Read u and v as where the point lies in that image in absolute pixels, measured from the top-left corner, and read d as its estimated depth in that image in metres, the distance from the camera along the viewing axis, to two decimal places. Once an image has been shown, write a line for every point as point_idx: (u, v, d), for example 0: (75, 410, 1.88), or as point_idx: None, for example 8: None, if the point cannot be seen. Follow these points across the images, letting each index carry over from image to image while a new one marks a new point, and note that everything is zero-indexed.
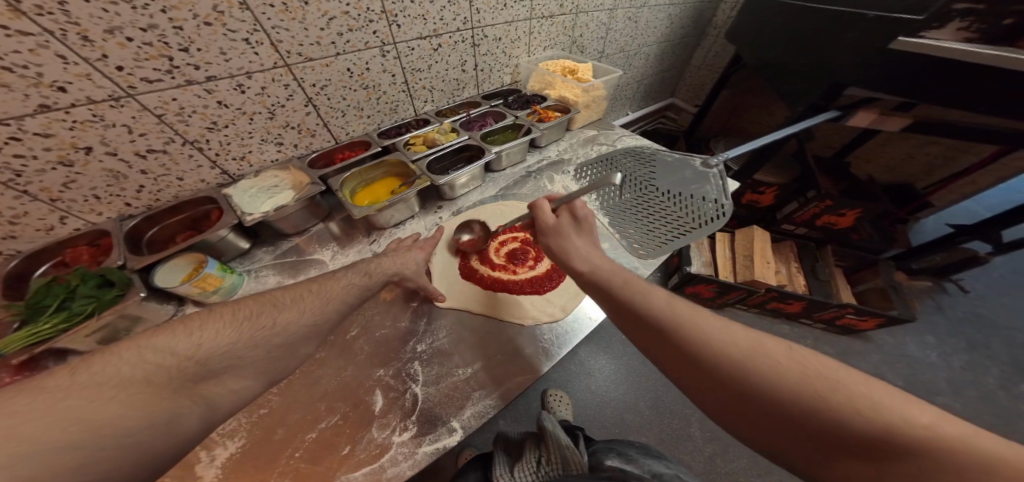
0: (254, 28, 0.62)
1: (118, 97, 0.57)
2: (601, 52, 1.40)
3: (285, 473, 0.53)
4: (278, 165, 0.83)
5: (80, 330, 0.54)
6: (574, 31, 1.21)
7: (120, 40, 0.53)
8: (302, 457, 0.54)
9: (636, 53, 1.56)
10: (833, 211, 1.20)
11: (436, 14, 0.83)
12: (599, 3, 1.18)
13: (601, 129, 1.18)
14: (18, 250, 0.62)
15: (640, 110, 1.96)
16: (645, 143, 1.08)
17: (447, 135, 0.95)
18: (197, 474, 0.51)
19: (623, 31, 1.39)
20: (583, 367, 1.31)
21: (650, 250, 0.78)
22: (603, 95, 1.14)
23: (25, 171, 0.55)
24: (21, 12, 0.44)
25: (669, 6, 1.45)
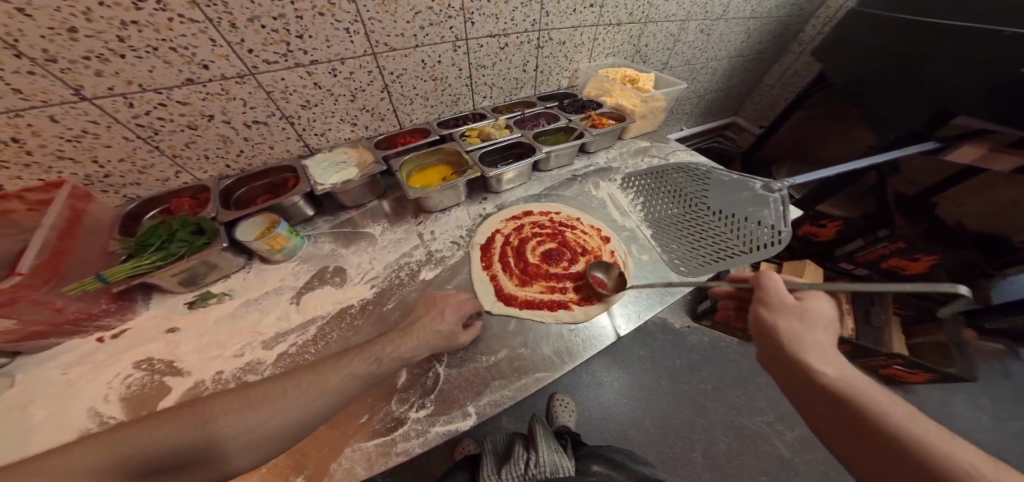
0: (354, 20, 0.70)
1: (243, 74, 0.67)
2: (664, 63, 1.36)
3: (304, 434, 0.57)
4: (350, 143, 0.91)
5: (171, 268, 0.65)
6: (640, 40, 1.19)
7: (256, 27, 0.62)
8: None
9: (703, 67, 1.49)
10: (904, 254, 1.04)
11: (509, 14, 0.86)
12: (671, 13, 1.14)
13: (654, 140, 1.15)
14: (137, 195, 0.74)
15: (696, 126, 1.87)
16: (702, 160, 1.03)
17: (501, 131, 0.97)
18: None
19: (692, 43, 1.34)
20: (594, 377, 1.27)
21: (691, 268, 0.76)
22: (663, 107, 1.10)
23: (162, 130, 0.67)
24: (196, 3, 0.55)
25: (749, 19, 1.36)
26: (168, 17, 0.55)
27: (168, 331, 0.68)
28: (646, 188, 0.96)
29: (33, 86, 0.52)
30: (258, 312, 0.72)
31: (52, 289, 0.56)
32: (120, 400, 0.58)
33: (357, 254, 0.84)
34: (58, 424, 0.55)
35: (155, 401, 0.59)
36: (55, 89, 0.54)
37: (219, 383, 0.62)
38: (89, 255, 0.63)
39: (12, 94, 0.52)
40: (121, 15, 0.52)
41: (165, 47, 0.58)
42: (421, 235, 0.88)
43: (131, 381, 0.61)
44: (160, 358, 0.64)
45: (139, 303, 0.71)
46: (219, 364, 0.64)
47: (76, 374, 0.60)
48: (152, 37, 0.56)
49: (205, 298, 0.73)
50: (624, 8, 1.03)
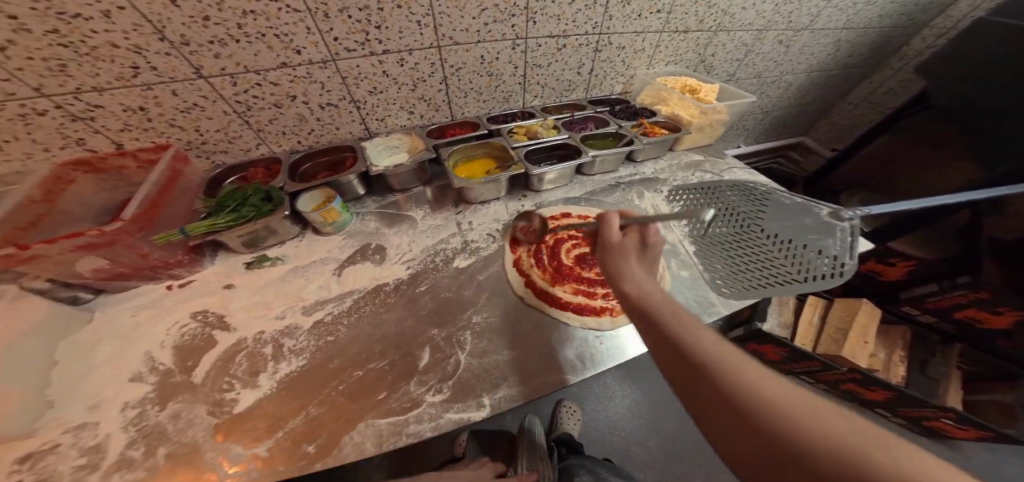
0: (427, 15, 0.74)
1: (326, 61, 0.73)
2: (731, 75, 1.29)
3: (324, 401, 0.61)
4: (404, 130, 0.96)
5: (236, 229, 0.72)
6: (707, 49, 1.13)
7: (344, 18, 0.68)
8: (343, 391, 0.62)
9: (776, 80, 1.40)
10: (985, 306, 0.90)
11: (570, 16, 0.87)
12: (745, 22, 1.08)
13: (709, 155, 1.10)
14: (223, 162, 0.83)
15: (754, 146, 1.75)
16: (763, 180, 0.96)
17: (549, 131, 0.98)
18: (259, 382, 0.63)
19: (768, 54, 1.26)
20: (605, 390, 1.23)
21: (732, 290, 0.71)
22: (724, 119, 1.04)
23: (254, 107, 0.75)
24: None
25: (840, 30, 1.25)
26: (278, 7, 0.62)
27: (225, 286, 0.76)
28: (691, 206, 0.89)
29: (168, 65, 0.62)
30: (302, 279, 0.79)
31: (143, 236, 0.64)
32: (172, 347, 0.66)
33: (398, 236, 0.88)
34: (124, 362, 0.64)
35: (202, 352, 0.66)
36: (181, 67, 0.63)
37: (258, 342, 0.68)
38: (177, 211, 0.72)
39: (150, 71, 0.62)
40: (243, 5, 0.60)
41: (270, 34, 0.65)
42: (459, 224, 0.91)
43: (186, 331, 0.69)
44: (213, 312, 0.72)
45: (208, 258, 0.79)
46: (262, 323, 0.71)
47: (144, 317, 0.70)
48: (262, 25, 0.63)
49: (262, 260, 0.80)
50: (693, 16, 0.99)
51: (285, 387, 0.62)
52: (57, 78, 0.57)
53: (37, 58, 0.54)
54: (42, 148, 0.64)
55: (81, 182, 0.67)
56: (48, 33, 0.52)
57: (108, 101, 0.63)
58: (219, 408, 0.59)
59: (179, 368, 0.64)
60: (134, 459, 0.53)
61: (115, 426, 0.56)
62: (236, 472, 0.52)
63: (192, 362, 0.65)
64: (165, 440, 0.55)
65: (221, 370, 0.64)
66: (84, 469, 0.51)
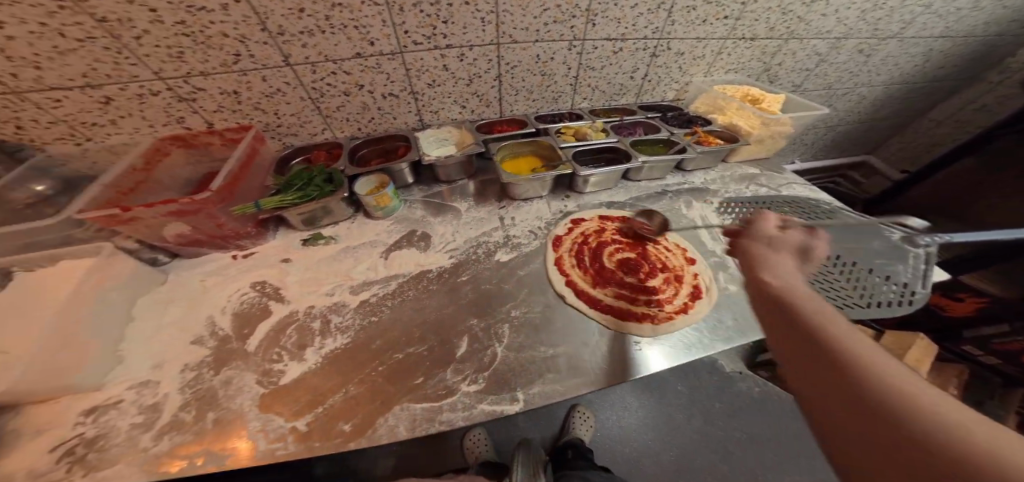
0: (492, 12, 0.76)
1: (394, 52, 0.77)
2: (796, 85, 1.24)
3: (363, 382, 0.63)
4: (455, 124, 0.98)
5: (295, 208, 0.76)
6: (774, 57, 1.09)
7: (416, 12, 0.71)
8: (381, 373, 0.64)
9: (848, 93, 1.33)
10: None
11: (631, 20, 0.86)
12: (823, 29, 1.03)
13: (765, 169, 1.06)
14: (292, 144, 0.89)
15: (813, 161, 1.68)
16: (825, 198, 0.93)
17: (598, 134, 0.97)
18: (305, 356, 0.66)
19: (842, 65, 1.20)
20: (621, 399, 1.20)
21: None
22: (787, 132, 1.00)
23: (326, 93, 0.79)
24: None
25: (936, 39, 1.17)
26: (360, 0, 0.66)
27: (283, 260, 0.81)
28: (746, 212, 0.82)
29: (264, 53, 0.68)
30: (351, 259, 0.82)
31: (224, 207, 0.70)
32: (232, 314, 0.71)
33: (443, 225, 0.90)
34: (188, 323, 0.69)
35: (257, 320, 0.71)
36: (273, 54, 0.68)
37: (308, 316, 0.72)
38: (253, 186, 0.78)
39: (248, 58, 0.68)
40: None
41: (351, 26, 0.69)
42: (502, 219, 0.92)
43: (245, 299, 0.74)
44: (270, 283, 0.77)
45: (271, 232, 0.84)
46: (312, 298, 0.75)
47: (211, 282, 0.76)
48: (345, 17, 0.67)
49: (317, 238, 0.85)
50: (763, 23, 0.96)
51: (330, 362, 0.65)
52: (174, 63, 0.64)
53: (163, 45, 0.61)
54: (149, 125, 0.72)
55: (175, 156, 0.76)
56: (176, 23, 0.59)
57: (210, 85, 0.69)
58: (267, 377, 0.62)
59: (236, 335, 0.68)
60: (184, 421, 0.56)
61: (174, 385, 0.60)
62: (277, 442, 0.54)
63: (247, 331, 0.69)
64: (214, 405, 0.58)
65: (273, 339, 0.68)
66: (140, 426, 0.55)
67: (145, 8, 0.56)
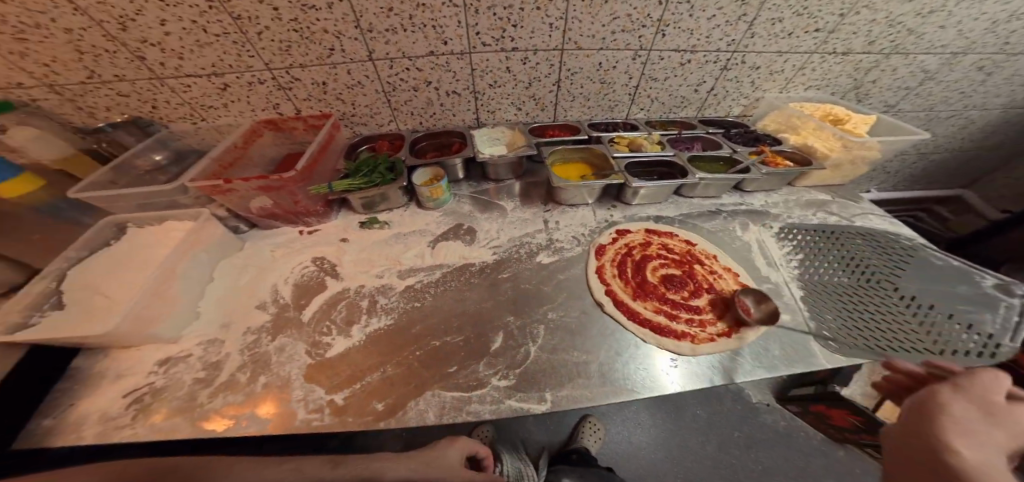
0: (560, 18, 0.77)
1: (462, 52, 0.80)
2: (890, 106, 1.14)
3: (400, 363, 0.67)
4: (509, 124, 1.00)
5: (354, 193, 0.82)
6: (868, 74, 1.02)
7: (489, 15, 0.74)
8: (417, 358, 0.68)
9: (953, 116, 1.21)
10: None
11: (705, 32, 0.84)
12: (939, 43, 0.94)
13: (838, 196, 1.00)
14: (359, 133, 0.96)
15: (891, 193, 1.55)
16: (904, 232, 0.88)
17: (653, 146, 0.96)
18: (351, 333, 0.71)
19: (950, 86, 1.09)
20: (635, 415, 1.16)
21: (842, 345, 0.65)
22: (872, 158, 0.92)
23: (398, 88, 0.85)
24: None
25: None
26: (442, 2, 0.69)
27: (341, 239, 0.87)
28: (811, 245, 0.85)
29: (353, 48, 0.74)
30: (401, 245, 0.87)
31: (303, 187, 0.78)
32: (292, 284, 0.78)
33: (489, 222, 0.93)
34: (254, 289, 0.76)
35: (314, 292, 0.77)
36: (359, 49, 0.75)
37: (359, 294, 0.78)
38: (326, 169, 0.85)
39: (339, 53, 0.74)
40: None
41: (429, 26, 0.73)
42: (546, 222, 0.94)
43: (304, 272, 0.80)
44: (328, 260, 0.83)
45: (334, 212, 0.92)
46: (363, 278, 0.80)
47: (279, 254, 0.83)
48: (426, 17, 0.71)
49: (372, 222, 0.90)
50: (864, 35, 0.90)
51: (375, 341, 0.70)
52: (282, 56, 0.73)
53: (273, 39, 0.70)
54: (251, 109, 0.83)
55: (265, 138, 0.86)
56: (290, 20, 0.67)
57: (305, 76, 0.78)
58: (315, 349, 0.68)
59: (294, 305, 0.75)
60: (240, 381, 0.62)
61: (236, 345, 0.67)
62: (314, 412, 0.58)
63: (304, 302, 0.75)
64: (267, 370, 0.64)
65: (325, 311, 0.74)
66: (201, 381, 0.62)
67: (270, 7, 0.65)
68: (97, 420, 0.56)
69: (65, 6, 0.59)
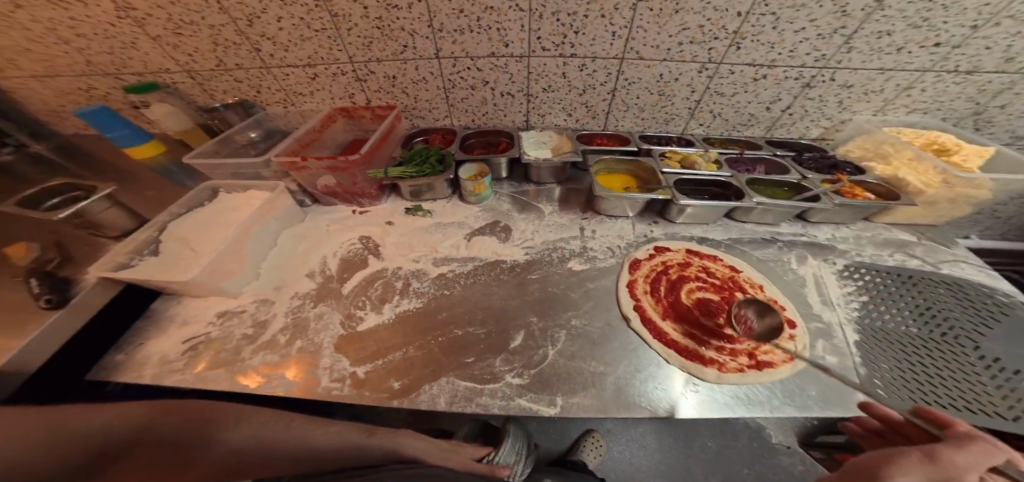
0: (625, 26, 0.76)
1: (522, 55, 0.82)
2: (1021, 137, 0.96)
3: (421, 347, 0.71)
4: (557, 129, 1.01)
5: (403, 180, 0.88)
6: (994, 99, 0.87)
7: (553, 20, 0.75)
8: (440, 344, 0.71)
9: None
10: None
11: (789, 46, 0.78)
12: None
13: (929, 238, 0.87)
14: (416, 125, 1.02)
15: (1004, 240, 1.31)
16: (1006, 287, 0.74)
17: (708, 165, 0.91)
18: (384, 310, 0.77)
19: None
20: (640, 437, 1.09)
21: (895, 398, 0.58)
22: (983, 198, 0.79)
23: (457, 86, 0.90)
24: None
25: None
26: (508, 5, 0.72)
27: (386, 222, 0.94)
28: (881, 289, 0.76)
29: (423, 45, 0.80)
30: (440, 234, 0.91)
31: (362, 170, 0.85)
32: (337, 258, 0.85)
33: (525, 222, 0.95)
34: (306, 257, 0.85)
35: (356, 267, 0.84)
36: (427, 47, 0.81)
37: (396, 274, 0.83)
38: (384, 156, 0.92)
39: (411, 48, 0.81)
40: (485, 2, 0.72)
41: (494, 29, 0.77)
42: (582, 229, 0.94)
43: (350, 247, 0.88)
44: (372, 240, 0.90)
45: (385, 196, 0.99)
46: (401, 260, 0.86)
47: (333, 228, 0.92)
48: (492, 19, 0.75)
49: (416, 210, 0.96)
50: (1000, 52, 0.76)
51: (403, 321, 0.75)
52: (362, 51, 0.82)
53: (358, 36, 0.78)
54: (329, 97, 0.93)
55: (337, 124, 0.95)
56: (374, 18, 0.75)
57: (379, 69, 0.86)
58: (349, 321, 0.74)
59: (337, 277, 0.82)
60: (277, 343, 0.70)
61: (285, 306, 0.76)
62: (336, 382, 0.64)
63: (346, 276, 0.82)
64: (304, 335, 0.71)
65: (365, 285, 0.81)
66: (248, 338, 0.70)
67: (360, 5, 0.73)
68: (156, 362, 0.65)
69: (215, 7, 0.73)
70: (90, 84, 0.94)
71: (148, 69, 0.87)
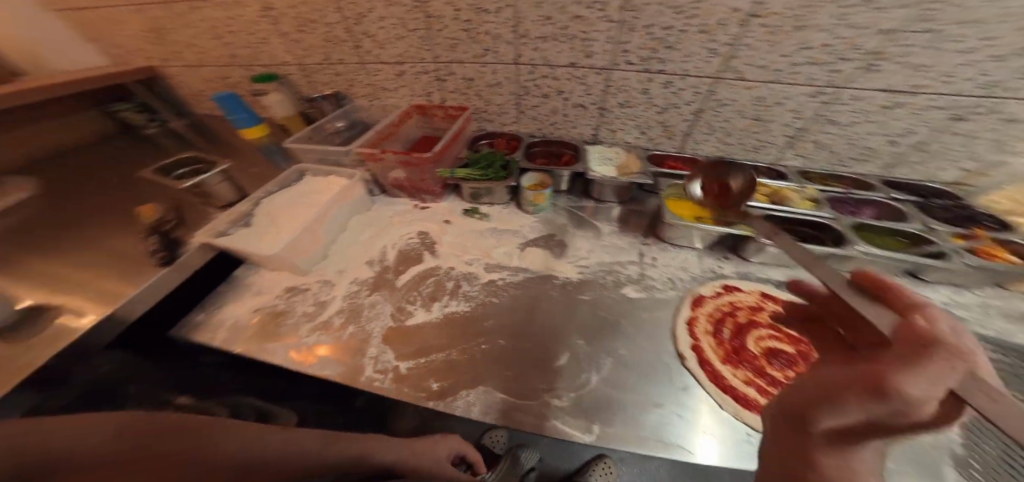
0: (729, 43, 0.70)
1: (605, 68, 0.80)
2: None
3: (463, 351, 0.69)
4: (626, 147, 0.97)
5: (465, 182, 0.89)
6: None
7: (646, 32, 0.72)
8: (481, 352, 0.69)
9: None
10: None
11: (947, 71, 0.64)
12: None
13: None
14: (483, 129, 1.04)
15: None
16: None
17: (803, 201, 0.80)
18: (432, 307, 0.77)
19: None
20: None
21: None
22: None
23: (531, 95, 0.90)
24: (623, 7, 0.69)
25: None
26: (600, 15, 0.71)
27: (444, 220, 0.95)
28: (1017, 370, 0.55)
29: (508, 52, 0.82)
30: (495, 240, 0.91)
31: (431, 168, 0.89)
32: (393, 251, 0.88)
33: (580, 239, 0.91)
34: (365, 246, 0.89)
35: (410, 261, 0.86)
36: (508, 53, 0.82)
37: (448, 274, 0.84)
38: (451, 155, 0.95)
39: (494, 54, 0.83)
40: (576, 12, 0.71)
41: (579, 40, 0.76)
42: (642, 254, 0.87)
43: (408, 240, 0.91)
44: (429, 236, 0.92)
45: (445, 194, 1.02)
46: (453, 260, 0.86)
47: (395, 219, 0.95)
48: (578, 28, 0.74)
49: (474, 212, 0.97)
50: None
51: (448, 323, 0.74)
52: (448, 51, 0.86)
53: (447, 37, 0.83)
54: (412, 94, 1.00)
55: (413, 119, 1.00)
56: (466, 22, 0.78)
57: (462, 70, 0.89)
58: (399, 314, 0.76)
59: (393, 269, 0.84)
60: (332, 325, 0.73)
61: (342, 290, 0.80)
62: (379, 373, 0.65)
63: (402, 268, 0.84)
64: (357, 319, 0.74)
65: (418, 280, 0.82)
66: (308, 315, 0.75)
67: (454, 9, 0.77)
68: (229, 328, 0.72)
69: (334, 8, 0.83)
70: (227, 73, 1.11)
71: (273, 61, 1.01)
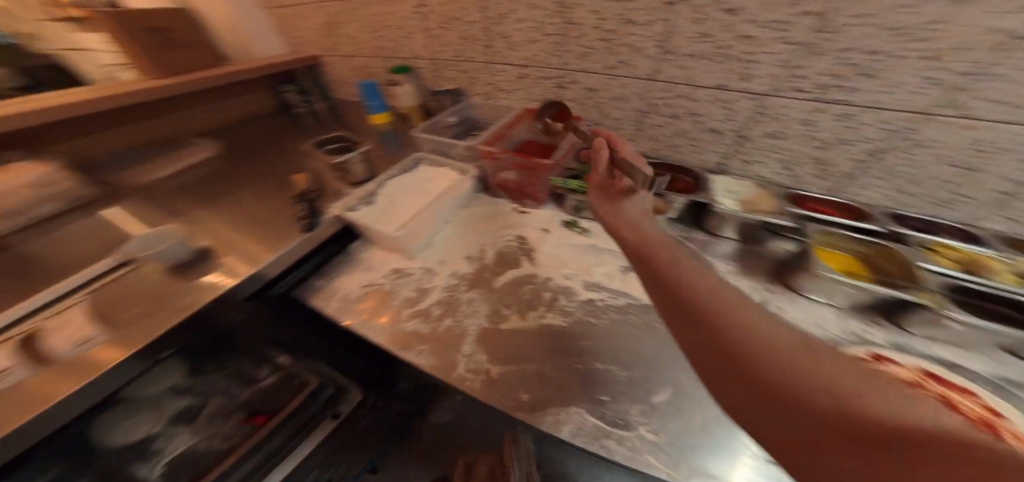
0: (963, 72, 0.51)
1: (763, 95, 0.70)
2: None
3: (553, 369, 0.64)
4: (759, 183, 0.84)
5: None
6: None
7: (839, 53, 0.58)
8: (576, 370, 0.63)
9: None
10: None
11: None
12: None
13: None
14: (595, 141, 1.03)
15: None
16: None
17: (1007, 276, 0.59)
18: (528, 315, 0.74)
19: None
20: None
21: None
22: None
23: (659, 114, 0.86)
24: (815, 28, 0.58)
25: None
26: (777, 35, 0.62)
27: (543, 229, 0.93)
28: None
29: (647, 66, 0.79)
30: (596, 258, 0.83)
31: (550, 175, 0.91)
32: (495, 251, 0.88)
33: None
34: (462, 242, 0.90)
35: (509, 265, 0.85)
36: (645, 68, 0.79)
37: (544, 284, 0.80)
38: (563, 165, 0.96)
39: (627, 67, 0.81)
40: (745, 30, 0.64)
41: (738, 63, 0.68)
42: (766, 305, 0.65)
43: (506, 243, 0.90)
44: (527, 242, 0.90)
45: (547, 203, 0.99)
46: (549, 271, 0.83)
47: (496, 220, 0.96)
48: (744, 49, 0.66)
49: (574, 225, 0.92)
50: None
51: (543, 336, 0.70)
52: (581, 59, 0.85)
53: (582, 46, 0.83)
54: (531, 99, 1.02)
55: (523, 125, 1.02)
56: (609, 31, 0.77)
57: (591, 80, 0.88)
58: (494, 316, 0.74)
59: (490, 269, 0.84)
60: (429, 313, 0.74)
61: (443, 281, 0.81)
62: (470, 372, 0.64)
63: (499, 270, 0.84)
64: (456, 312, 0.74)
65: (516, 284, 0.81)
66: (410, 299, 0.76)
67: (598, 17, 0.76)
68: (343, 297, 0.77)
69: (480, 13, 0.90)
70: (371, 64, 1.27)
71: (413, 55, 1.12)
